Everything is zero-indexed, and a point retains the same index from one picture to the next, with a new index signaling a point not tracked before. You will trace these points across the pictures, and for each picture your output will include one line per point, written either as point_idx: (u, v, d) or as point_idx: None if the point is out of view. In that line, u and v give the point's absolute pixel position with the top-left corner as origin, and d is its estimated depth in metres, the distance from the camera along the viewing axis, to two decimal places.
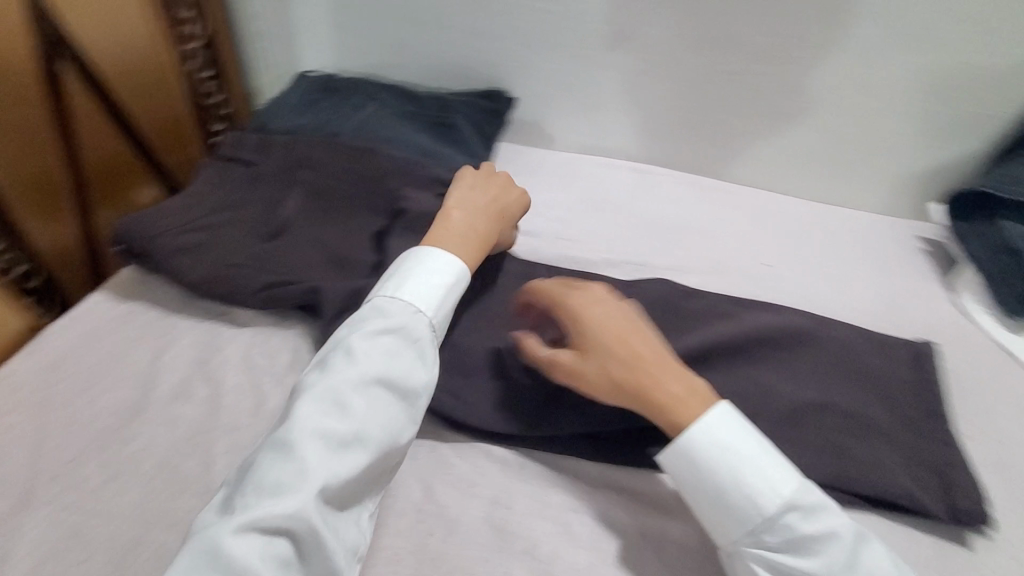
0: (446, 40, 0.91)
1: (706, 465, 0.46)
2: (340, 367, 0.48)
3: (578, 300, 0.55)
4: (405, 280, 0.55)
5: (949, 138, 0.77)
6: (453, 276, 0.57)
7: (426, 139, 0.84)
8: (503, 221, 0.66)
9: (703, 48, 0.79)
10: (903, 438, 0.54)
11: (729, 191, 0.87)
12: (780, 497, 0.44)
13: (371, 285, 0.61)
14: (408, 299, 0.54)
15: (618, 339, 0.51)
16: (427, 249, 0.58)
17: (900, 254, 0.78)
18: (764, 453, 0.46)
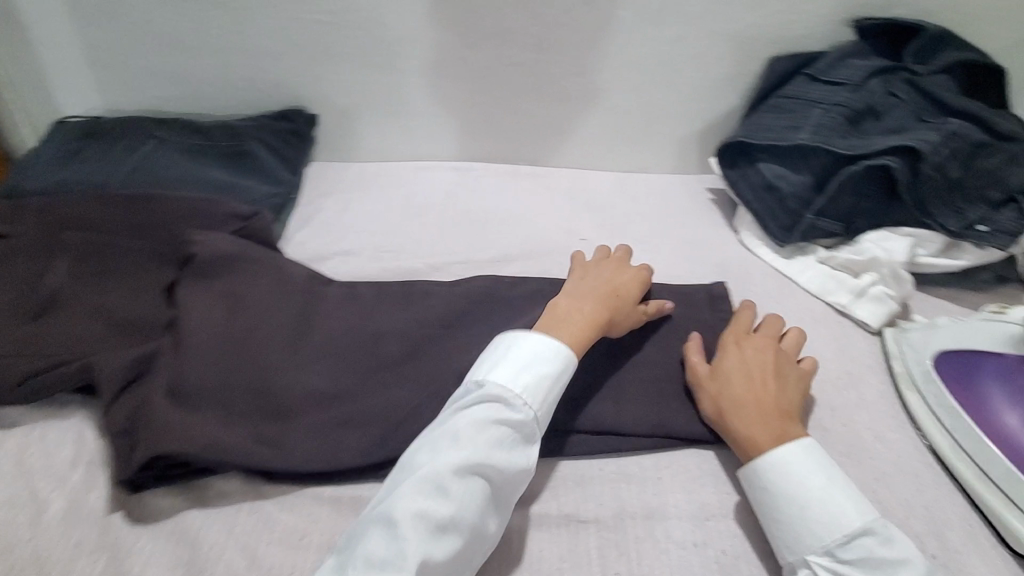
0: (224, 64, 0.84)
1: (792, 472, 0.49)
2: (482, 432, 0.47)
3: (753, 342, 0.58)
4: (494, 366, 0.51)
5: (714, 97, 0.86)
6: (560, 362, 0.51)
7: (220, 172, 0.78)
8: (620, 296, 0.60)
9: (484, 43, 0.81)
10: None
11: (541, 176, 0.91)
12: (859, 522, 0.46)
13: (163, 347, 0.55)
14: (553, 379, 0.51)
15: (765, 378, 0.55)
16: (530, 335, 0.53)
17: (694, 207, 0.86)
18: (833, 486, 0.48)
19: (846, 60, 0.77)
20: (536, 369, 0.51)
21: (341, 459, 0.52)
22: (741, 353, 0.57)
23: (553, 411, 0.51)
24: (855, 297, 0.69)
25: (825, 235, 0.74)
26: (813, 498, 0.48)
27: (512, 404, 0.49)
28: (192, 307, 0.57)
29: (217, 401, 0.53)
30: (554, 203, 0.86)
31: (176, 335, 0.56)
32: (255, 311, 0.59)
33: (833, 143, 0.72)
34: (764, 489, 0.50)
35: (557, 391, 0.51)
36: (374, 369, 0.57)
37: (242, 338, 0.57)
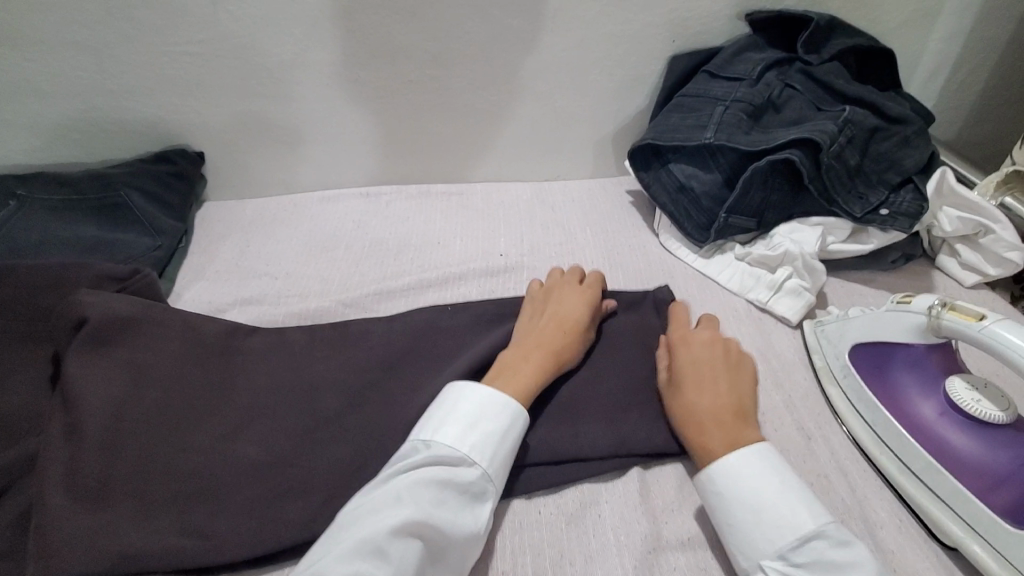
0: (87, 107, 0.76)
1: (744, 475, 0.47)
2: (423, 489, 0.43)
3: (704, 338, 0.58)
4: (443, 423, 0.48)
5: (621, 100, 0.85)
6: (510, 414, 0.49)
7: (94, 229, 0.71)
8: (567, 325, 0.60)
9: (377, 63, 0.77)
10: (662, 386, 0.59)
11: (456, 193, 0.88)
12: (808, 525, 0.43)
13: (43, 438, 0.47)
14: (503, 434, 0.48)
15: (716, 376, 0.54)
16: (473, 386, 0.51)
17: (613, 213, 0.85)
18: (788, 488, 0.46)
19: (742, 55, 0.78)
20: (488, 424, 0.48)
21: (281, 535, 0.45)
22: (693, 350, 0.56)
23: (504, 473, 0.48)
24: (774, 292, 0.69)
25: (740, 231, 0.74)
26: (766, 500, 0.45)
27: (460, 462, 0.46)
28: (86, 386, 0.49)
29: (124, 496, 0.45)
30: (471, 221, 0.83)
31: (64, 417, 0.48)
32: (155, 386, 0.52)
33: (735, 140, 0.71)
34: (718, 493, 0.47)
35: (509, 449, 0.49)
36: (288, 432, 0.52)
37: (148, 419, 0.50)
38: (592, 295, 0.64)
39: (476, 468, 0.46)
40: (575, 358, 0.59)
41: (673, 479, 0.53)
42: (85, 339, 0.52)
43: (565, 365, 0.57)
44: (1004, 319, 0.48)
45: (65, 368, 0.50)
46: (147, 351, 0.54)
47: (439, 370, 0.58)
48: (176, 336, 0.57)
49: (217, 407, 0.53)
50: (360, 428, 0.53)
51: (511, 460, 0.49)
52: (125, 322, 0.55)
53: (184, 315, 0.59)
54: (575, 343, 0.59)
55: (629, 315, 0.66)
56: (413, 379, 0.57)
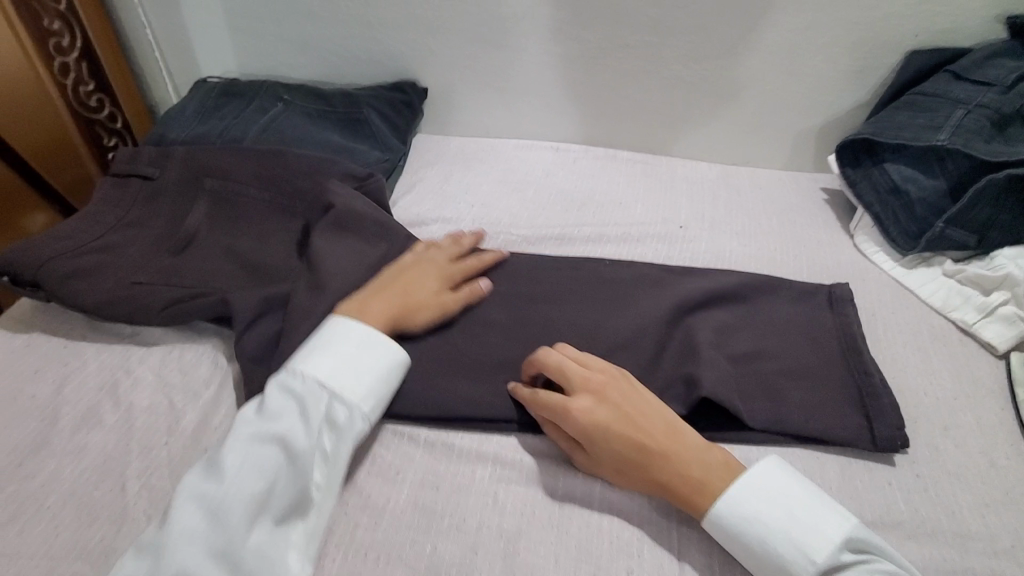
0: (348, 35, 0.89)
1: (745, 512, 0.44)
2: (250, 411, 0.49)
3: (591, 400, 0.49)
4: (308, 347, 0.52)
5: (838, 92, 0.81)
6: (343, 348, 0.51)
7: (337, 137, 0.83)
8: (411, 289, 0.58)
9: (598, 24, 0.81)
10: (840, 376, 0.56)
11: (641, 161, 0.90)
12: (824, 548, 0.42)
13: (298, 288, 0.58)
14: (334, 349, 0.51)
15: (632, 431, 0.48)
16: (334, 323, 0.53)
17: (803, 207, 0.82)
18: (804, 503, 0.44)
19: (998, 59, 0.71)
20: (340, 348, 0.51)
21: (465, 410, 0.54)
22: (592, 415, 0.48)
23: (356, 371, 0.51)
24: (982, 315, 0.63)
25: (955, 247, 0.68)
26: (777, 533, 0.43)
27: (281, 382, 0.50)
28: (331, 255, 0.60)
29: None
30: (655, 189, 0.84)
31: (317, 273, 0.58)
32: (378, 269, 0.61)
33: (971, 147, 0.66)
34: (729, 534, 0.44)
35: (347, 353, 0.51)
36: (486, 330, 0.60)
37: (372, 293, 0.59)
38: (453, 269, 0.62)
39: (307, 377, 0.50)
40: (423, 316, 0.58)
41: (835, 465, 0.52)
42: (335, 219, 0.63)
43: (411, 321, 0.57)
44: None
45: (317, 236, 0.62)
46: (374, 242, 0.64)
47: (614, 309, 0.62)
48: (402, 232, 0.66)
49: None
50: (542, 345, 0.59)
51: (347, 362, 0.51)
52: (363, 213, 0.64)
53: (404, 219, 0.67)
54: (423, 305, 0.58)
55: (808, 304, 0.63)
56: (589, 309, 0.62)
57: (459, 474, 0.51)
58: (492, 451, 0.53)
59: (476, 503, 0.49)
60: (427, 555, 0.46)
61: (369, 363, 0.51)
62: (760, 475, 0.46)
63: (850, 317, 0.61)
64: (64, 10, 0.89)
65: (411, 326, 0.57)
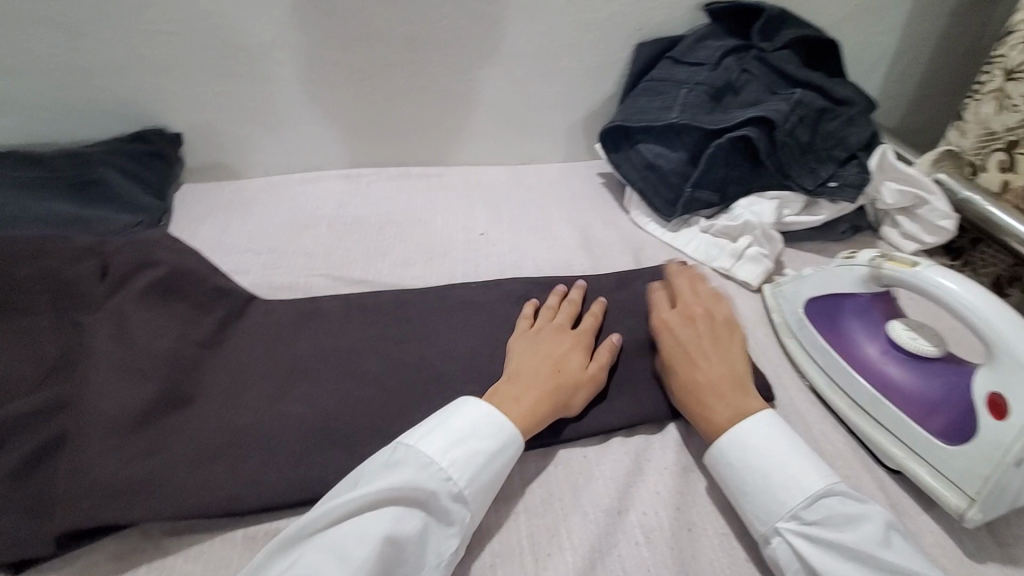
0: (63, 88, 0.75)
1: (745, 448, 0.48)
2: (362, 526, 0.40)
3: (680, 318, 0.58)
4: (466, 444, 0.46)
5: (591, 85, 0.89)
6: (503, 460, 0.47)
7: (69, 206, 0.70)
8: (559, 372, 0.53)
9: (355, 45, 0.78)
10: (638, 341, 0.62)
11: (435, 175, 0.90)
12: (815, 487, 0.45)
13: (93, 384, 0.49)
14: (484, 460, 0.46)
15: (716, 342, 0.56)
16: (494, 411, 0.49)
17: (587, 192, 0.89)
18: (802, 454, 0.48)
19: (704, 41, 0.83)
20: (487, 465, 0.46)
21: (280, 486, 0.47)
22: (673, 332, 0.57)
23: (487, 493, 0.46)
24: (736, 259, 0.74)
25: (705, 206, 0.79)
26: (772, 469, 0.47)
27: (434, 493, 0.43)
28: (145, 335, 0.53)
29: (119, 447, 0.47)
30: (451, 200, 0.85)
31: (130, 361, 0.51)
32: (145, 348, 0.52)
33: (699, 119, 0.77)
34: (730, 467, 0.49)
35: (507, 465, 0.48)
36: (293, 387, 0.54)
37: (198, 376, 0.53)
38: (584, 335, 0.58)
39: (455, 499, 0.44)
40: (578, 398, 0.53)
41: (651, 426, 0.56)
42: (106, 308, 0.55)
43: (569, 406, 0.53)
44: (934, 263, 0.54)
45: (131, 316, 0.54)
46: (202, 313, 0.58)
47: (429, 334, 0.60)
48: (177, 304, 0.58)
49: (204, 372, 0.54)
50: (359, 385, 0.54)
51: (504, 474, 0.48)
52: (182, 280, 0.59)
53: (182, 284, 0.59)
54: (577, 385, 0.53)
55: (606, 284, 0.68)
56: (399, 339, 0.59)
57: None
58: None
59: None
60: None
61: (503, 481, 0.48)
62: (769, 422, 0.50)
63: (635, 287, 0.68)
64: None
65: (571, 413, 0.53)
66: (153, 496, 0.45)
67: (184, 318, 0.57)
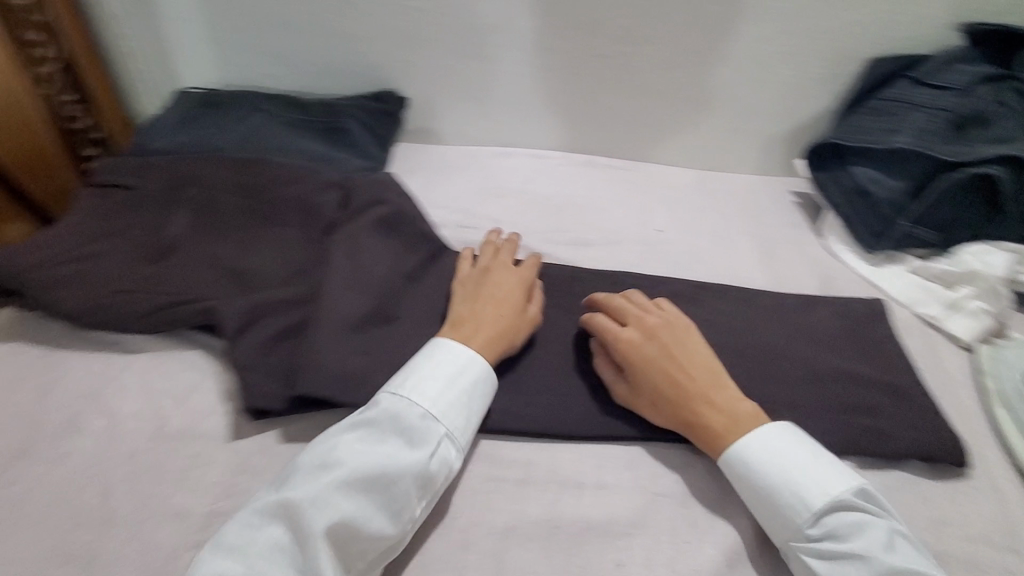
0: (328, 47, 0.90)
1: (755, 461, 0.48)
2: (338, 446, 0.46)
3: (639, 333, 0.54)
4: (416, 377, 0.49)
5: (805, 98, 0.84)
6: (460, 386, 0.49)
7: (317, 145, 0.84)
8: (506, 308, 0.56)
9: (575, 33, 0.83)
10: (819, 369, 0.59)
11: (619, 167, 0.92)
12: (825, 495, 0.45)
13: (327, 290, 0.59)
14: (447, 381, 0.49)
15: (674, 358, 0.52)
16: (430, 350, 0.52)
17: (777, 209, 0.84)
18: (812, 460, 0.47)
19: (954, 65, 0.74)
20: (449, 385, 0.49)
21: None
22: (637, 346, 0.53)
23: (464, 409, 0.49)
24: (947, 309, 0.66)
25: (919, 245, 0.71)
26: (780, 480, 0.46)
27: (398, 413, 0.47)
28: (365, 258, 0.62)
29: (340, 344, 0.55)
30: (633, 194, 0.86)
31: (356, 278, 0.60)
32: (366, 271, 0.61)
33: (936, 149, 0.70)
34: (742, 476, 0.48)
35: (474, 388, 0.50)
36: None
37: (397, 303, 0.61)
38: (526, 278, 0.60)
39: (427, 414, 0.48)
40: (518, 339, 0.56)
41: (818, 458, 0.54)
42: (343, 232, 0.65)
43: (510, 345, 0.55)
44: None
45: (359, 241, 0.64)
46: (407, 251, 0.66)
47: None
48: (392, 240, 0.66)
49: (407, 301, 0.62)
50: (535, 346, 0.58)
51: (479, 395, 0.51)
52: (397, 221, 0.68)
53: (397, 225, 0.67)
54: (518, 329, 0.56)
55: (789, 307, 0.66)
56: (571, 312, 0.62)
57: None
58: (479, 450, 0.52)
59: (473, 504, 0.48)
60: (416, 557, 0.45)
61: (483, 401, 0.51)
62: (773, 427, 0.49)
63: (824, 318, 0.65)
64: (49, 21, 0.82)
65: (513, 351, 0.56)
66: (358, 390, 0.53)
67: (395, 253, 0.65)
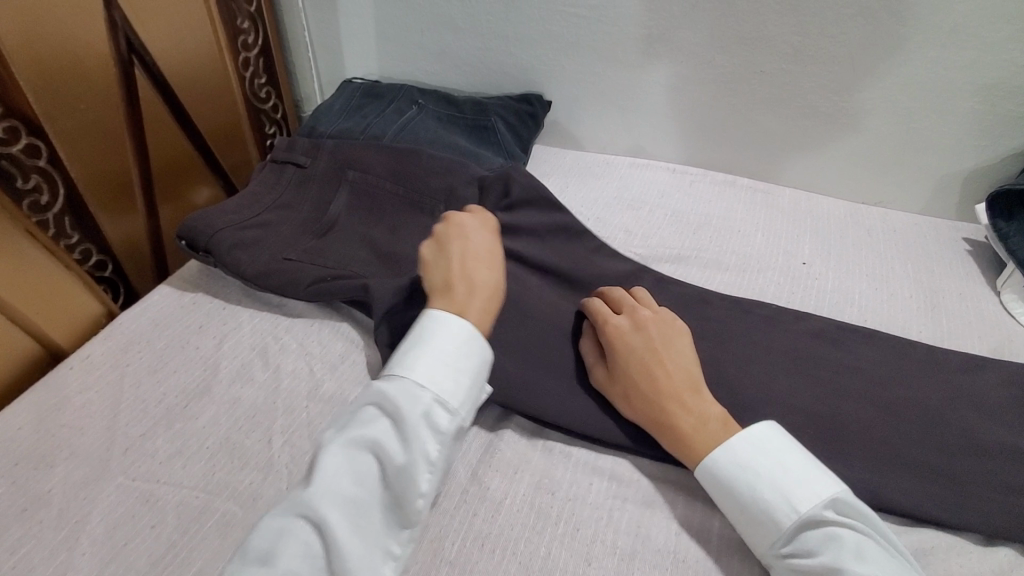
0: (484, 47, 0.93)
1: (729, 470, 0.46)
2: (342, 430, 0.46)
3: (629, 324, 0.55)
4: (398, 358, 0.49)
5: (997, 136, 0.75)
6: (437, 354, 0.49)
7: (465, 141, 0.88)
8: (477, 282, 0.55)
9: (737, 49, 0.80)
10: (992, 440, 0.53)
11: (762, 190, 0.88)
12: (796, 512, 0.43)
13: None
14: (424, 352, 0.49)
15: (656, 352, 0.53)
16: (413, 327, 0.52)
17: (944, 255, 0.77)
18: (778, 472, 0.45)
19: None
20: (436, 354, 0.49)
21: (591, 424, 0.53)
22: (623, 333, 0.54)
23: (455, 375, 0.48)
24: None
25: None
26: (748, 491, 0.45)
27: (391, 390, 0.46)
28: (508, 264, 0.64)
29: None
30: (779, 220, 0.82)
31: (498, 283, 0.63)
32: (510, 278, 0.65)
33: None
34: (719, 486, 0.46)
35: (457, 351, 0.49)
36: None
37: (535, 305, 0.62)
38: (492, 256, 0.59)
39: (408, 383, 0.47)
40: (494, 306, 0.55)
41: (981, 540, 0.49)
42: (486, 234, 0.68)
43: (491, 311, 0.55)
44: None
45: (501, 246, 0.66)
46: (547, 256, 0.68)
47: (735, 343, 0.61)
48: (533, 242, 0.68)
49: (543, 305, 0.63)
50: None
51: (468, 356, 0.50)
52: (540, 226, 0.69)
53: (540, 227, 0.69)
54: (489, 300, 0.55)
55: (959, 367, 0.59)
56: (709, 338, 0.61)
57: (571, 482, 0.51)
58: (604, 463, 0.52)
59: (597, 516, 0.48)
60: (540, 557, 0.46)
61: (475, 361, 0.50)
62: (735, 438, 0.47)
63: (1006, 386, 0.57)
64: (253, 12, 0.93)
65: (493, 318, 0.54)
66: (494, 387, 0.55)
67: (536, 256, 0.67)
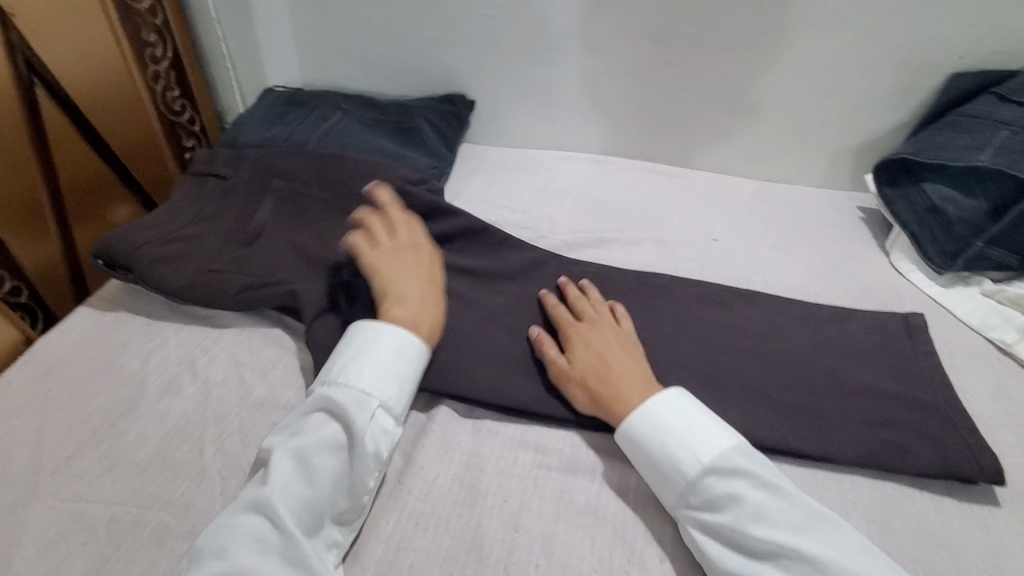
0: (404, 50, 0.94)
1: (645, 429, 0.50)
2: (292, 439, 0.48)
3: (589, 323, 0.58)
4: (343, 365, 0.51)
5: (879, 112, 0.83)
6: (380, 358, 0.52)
7: (390, 143, 0.89)
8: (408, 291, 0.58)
9: (645, 42, 0.84)
10: (882, 385, 0.59)
11: (677, 174, 0.93)
12: (699, 463, 0.47)
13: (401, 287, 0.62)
14: (369, 358, 0.51)
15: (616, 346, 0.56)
16: (355, 332, 0.54)
17: (841, 223, 0.83)
18: (687, 430, 0.49)
19: None
20: (380, 359, 0.52)
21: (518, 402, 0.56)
22: (585, 332, 0.57)
23: (398, 378, 0.52)
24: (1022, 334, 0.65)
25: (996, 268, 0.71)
26: (658, 449, 0.49)
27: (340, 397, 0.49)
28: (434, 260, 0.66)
29: None
30: (694, 201, 0.87)
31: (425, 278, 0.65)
32: None
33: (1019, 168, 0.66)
34: (635, 445, 0.50)
35: (401, 354, 0.53)
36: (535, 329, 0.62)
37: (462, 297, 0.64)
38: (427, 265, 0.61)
39: (355, 390, 0.50)
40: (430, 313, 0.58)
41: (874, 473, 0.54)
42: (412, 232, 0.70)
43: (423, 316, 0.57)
44: None
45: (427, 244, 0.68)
46: (472, 249, 0.70)
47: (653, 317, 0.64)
48: (459, 237, 0.70)
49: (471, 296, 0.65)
50: None
51: (412, 359, 0.53)
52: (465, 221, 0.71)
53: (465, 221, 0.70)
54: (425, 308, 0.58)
55: (853, 322, 0.65)
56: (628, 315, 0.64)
57: (501, 458, 0.53)
58: (533, 438, 0.55)
59: (526, 487, 0.51)
60: (473, 529, 0.48)
61: (416, 363, 0.53)
62: (651, 402, 0.51)
63: (892, 335, 0.63)
64: (160, 23, 0.89)
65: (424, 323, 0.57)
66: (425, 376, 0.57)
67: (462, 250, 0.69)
